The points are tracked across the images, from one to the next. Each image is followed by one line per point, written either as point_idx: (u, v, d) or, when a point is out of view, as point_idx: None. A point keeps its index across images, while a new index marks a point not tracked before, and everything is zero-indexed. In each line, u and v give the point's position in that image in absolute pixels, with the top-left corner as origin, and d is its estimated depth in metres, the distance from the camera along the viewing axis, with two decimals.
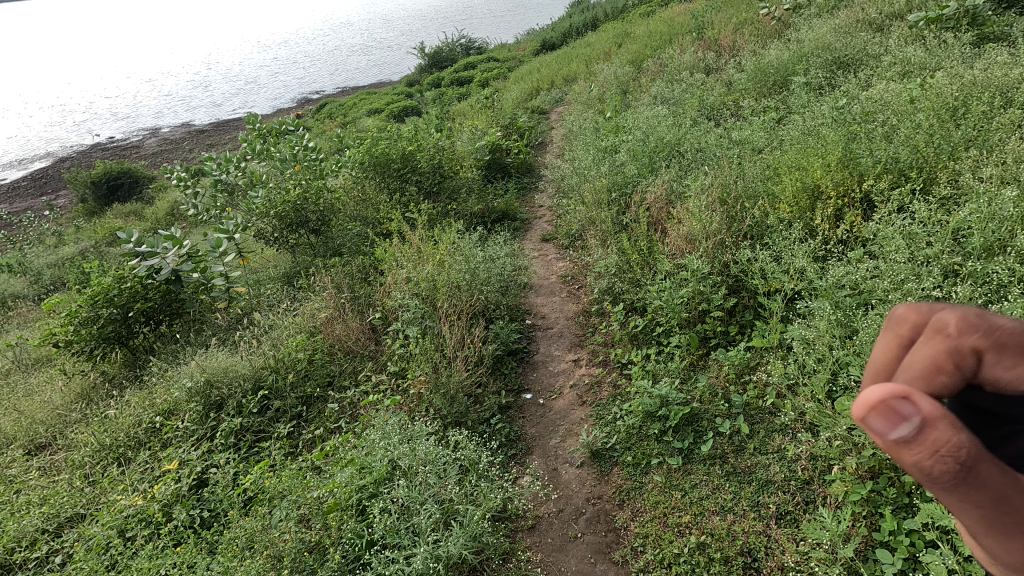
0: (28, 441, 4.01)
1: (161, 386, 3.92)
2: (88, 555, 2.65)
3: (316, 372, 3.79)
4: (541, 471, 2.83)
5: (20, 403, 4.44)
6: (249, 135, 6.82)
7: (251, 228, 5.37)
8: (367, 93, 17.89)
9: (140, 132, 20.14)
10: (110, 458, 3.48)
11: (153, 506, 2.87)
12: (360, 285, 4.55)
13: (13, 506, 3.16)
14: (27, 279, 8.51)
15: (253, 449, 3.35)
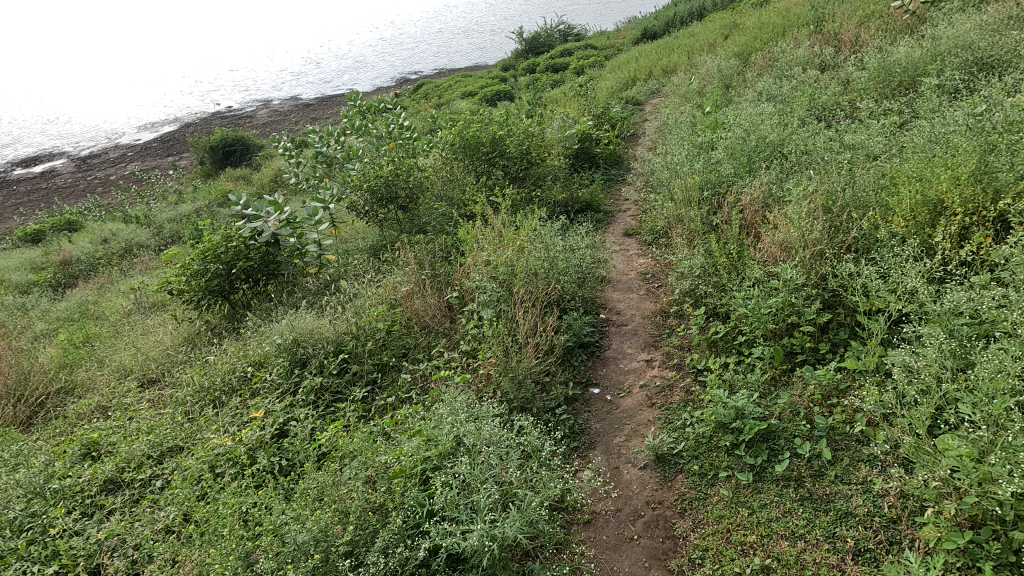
0: (142, 375, 4.51)
1: (254, 340, 4.26)
2: (184, 484, 2.94)
3: (393, 342, 3.95)
4: (602, 467, 2.80)
5: (139, 342, 4.98)
6: (350, 110, 7.16)
7: (344, 199, 5.66)
8: (464, 76, 18.21)
9: (255, 103, 21.70)
10: (207, 399, 3.83)
11: (240, 449, 3.13)
12: (441, 263, 4.67)
13: (127, 431, 3.58)
14: (150, 230, 9.49)
15: (331, 408, 3.56)
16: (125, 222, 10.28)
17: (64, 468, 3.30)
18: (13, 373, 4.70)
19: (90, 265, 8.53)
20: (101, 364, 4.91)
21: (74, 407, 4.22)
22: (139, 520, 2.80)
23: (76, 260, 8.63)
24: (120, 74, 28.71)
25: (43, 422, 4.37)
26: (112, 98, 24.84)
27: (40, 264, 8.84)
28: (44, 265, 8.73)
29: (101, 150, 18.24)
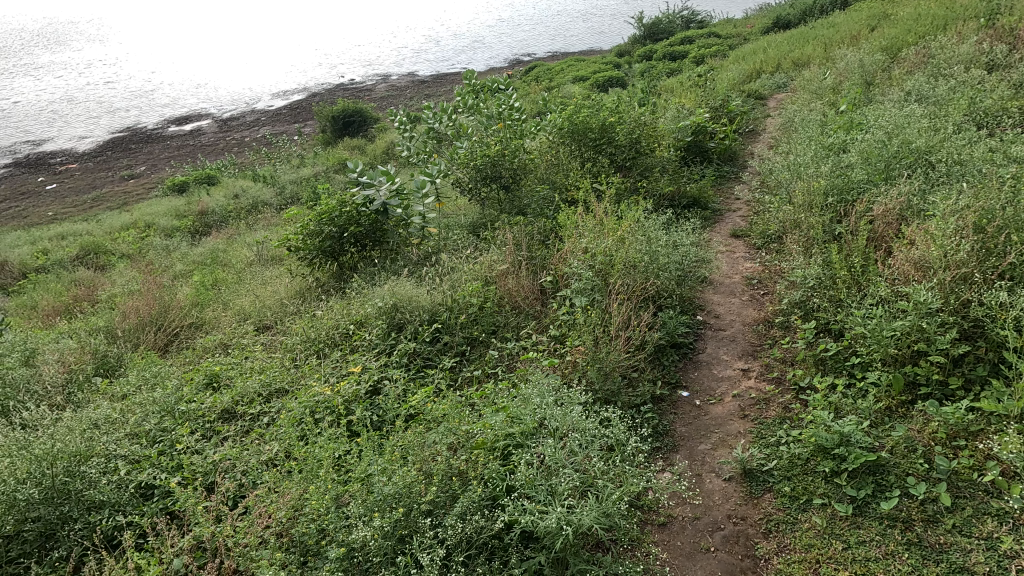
0: (259, 320, 4.98)
1: (358, 300, 4.54)
2: (288, 424, 3.22)
3: (484, 318, 4.05)
4: (684, 471, 2.71)
5: (258, 290, 5.48)
6: (464, 89, 7.33)
7: (451, 176, 5.84)
8: (577, 60, 17.96)
9: (375, 77, 22.82)
10: (312, 350, 4.15)
11: (338, 399, 3.37)
12: (538, 246, 4.69)
13: (244, 369, 3.98)
14: (275, 190, 10.36)
15: (421, 373, 3.73)
16: (255, 181, 11.29)
17: (191, 393, 3.75)
18: (157, 305, 5.37)
19: (223, 216, 9.48)
20: (225, 306, 5.47)
21: (202, 341, 4.75)
22: (248, 449, 3.11)
23: (212, 211, 9.62)
24: (262, 44, 31.32)
25: (176, 350, 4.97)
26: (252, 66, 27.16)
27: (183, 212, 9.96)
28: (186, 214, 9.83)
29: (240, 114, 20.08)
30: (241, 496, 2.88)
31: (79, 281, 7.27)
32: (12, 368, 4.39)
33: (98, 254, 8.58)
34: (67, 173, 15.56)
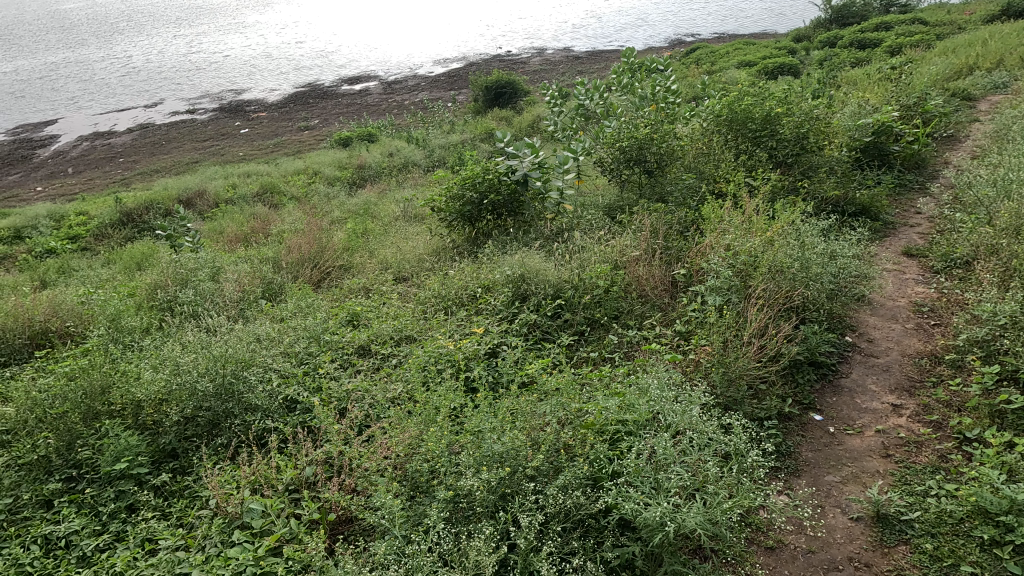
0: (398, 271, 5.38)
1: (488, 266, 4.72)
2: (413, 369, 3.49)
3: (609, 302, 4.00)
4: (805, 499, 2.50)
5: (400, 243, 5.91)
6: (620, 67, 7.13)
7: (594, 155, 5.77)
8: (746, 44, 16.63)
9: (531, 51, 23.03)
10: (441, 306, 4.41)
11: (459, 355, 3.57)
12: (675, 236, 4.50)
13: (380, 314, 4.35)
14: (425, 152, 10.99)
15: (538, 345, 3.80)
16: (409, 142, 12.07)
17: (335, 327, 4.18)
18: (315, 245, 6.02)
19: (378, 172, 10.29)
20: (371, 254, 5.98)
21: (348, 283, 5.26)
22: (377, 384, 3.42)
23: (368, 166, 10.48)
24: (430, 13, 33.00)
25: (327, 286, 5.56)
26: (419, 35, 28.79)
27: (345, 164, 10.96)
28: (348, 166, 10.82)
29: (403, 78, 21.47)
30: (366, 425, 3.19)
31: (257, 215, 8.37)
32: (202, 281, 5.21)
33: (274, 193, 9.78)
34: (257, 120, 17.82)
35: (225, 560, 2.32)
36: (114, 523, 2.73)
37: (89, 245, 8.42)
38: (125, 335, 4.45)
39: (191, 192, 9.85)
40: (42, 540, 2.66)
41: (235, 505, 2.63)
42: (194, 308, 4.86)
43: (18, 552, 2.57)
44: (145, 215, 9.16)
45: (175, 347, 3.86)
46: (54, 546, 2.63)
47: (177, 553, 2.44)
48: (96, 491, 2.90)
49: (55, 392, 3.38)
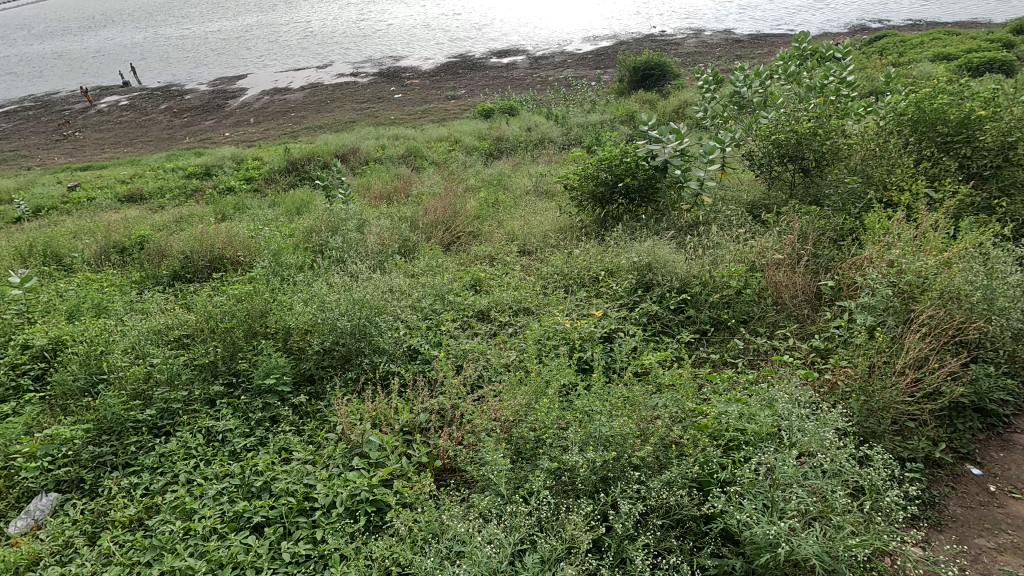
0: (523, 244, 5.49)
1: (615, 250, 4.65)
2: (528, 340, 3.57)
3: (739, 305, 3.77)
4: (945, 557, 2.21)
5: (528, 217, 6.01)
6: (789, 53, 6.53)
7: (744, 146, 5.38)
8: (948, 34, 14.35)
9: (687, 32, 21.83)
10: (562, 284, 4.44)
11: (574, 334, 3.59)
12: (827, 244, 4.09)
13: (502, 283, 4.49)
14: (563, 129, 10.91)
15: (656, 337, 3.70)
16: (548, 119, 12.11)
17: (459, 289, 4.40)
18: (450, 210, 6.32)
19: (514, 146, 10.47)
20: (499, 225, 6.14)
21: (476, 250, 5.47)
22: (492, 349, 3.56)
23: (506, 139, 10.69)
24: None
25: (455, 250, 5.83)
26: (572, 12, 28.52)
27: (485, 135, 11.28)
28: (487, 137, 11.15)
29: (551, 54, 21.47)
30: (478, 385, 3.34)
31: (400, 175, 8.95)
32: (349, 231, 5.71)
33: (417, 157, 10.36)
34: (410, 87, 18.89)
35: (345, 480, 2.58)
36: (260, 428, 3.14)
37: (261, 188, 9.57)
38: (282, 270, 5.03)
39: (347, 148, 10.75)
40: (205, 431, 3.11)
41: (357, 435, 2.90)
42: (339, 254, 5.35)
43: (187, 437, 3.04)
44: (308, 165, 10.19)
45: (322, 287, 4.29)
46: (213, 438, 3.07)
47: (306, 465, 2.75)
48: (248, 399, 3.35)
49: (227, 310, 3.95)
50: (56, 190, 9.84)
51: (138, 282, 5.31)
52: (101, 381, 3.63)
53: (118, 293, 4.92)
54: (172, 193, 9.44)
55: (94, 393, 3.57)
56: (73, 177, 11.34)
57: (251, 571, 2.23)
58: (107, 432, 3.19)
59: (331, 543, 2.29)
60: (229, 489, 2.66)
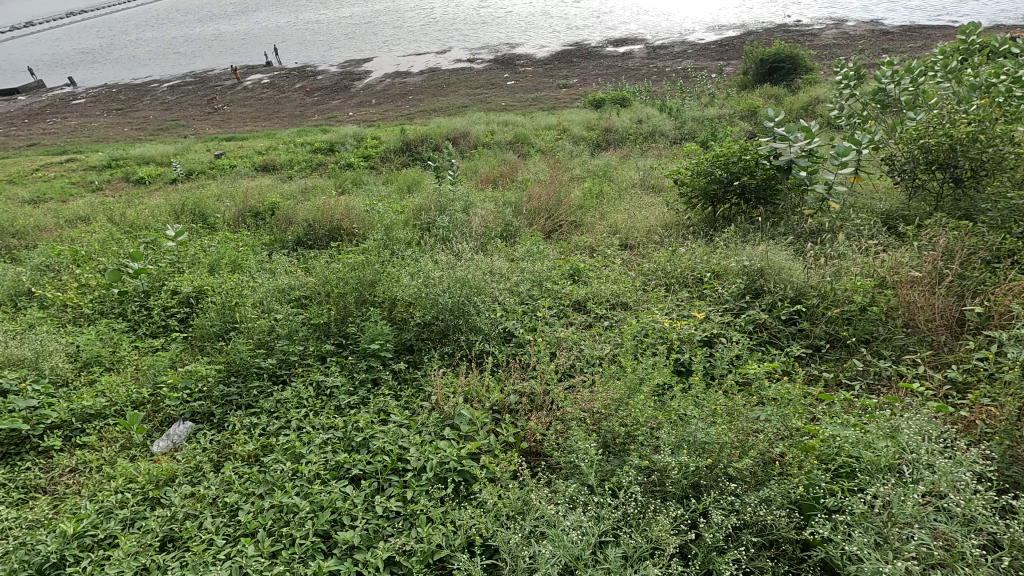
0: (626, 238, 5.37)
1: (724, 252, 4.42)
2: (624, 336, 3.52)
3: (862, 323, 3.44)
4: None
5: (633, 211, 5.86)
6: (952, 47, 5.77)
7: (885, 150, 4.87)
8: None
9: (826, 22, 20.01)
10: (663, 282, 4.30)
11: (673, 334, 3.48)
12: (977, 264, 3.61)
13: (601, 275, 4.43)
14: (675, 123, 10.34)
15: (762, 347, 3.49)
16: (662, 111, 11.68)
17: (558, 278, 4.40)
18: (553, 198, 6.32)
19: (624, 137, 10.22)
20: (602, 217, 6.06)
21: (576, 240, 5.43)
22: (586, 341, 3.55)
23: (616, 130, 10.46)
24: None
25: (556, 238, 5.83)
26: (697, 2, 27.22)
27: (594, 125, 11.13)
28: (597, 127, 10.98)
29: (671, 43, 20.64)
30: (569, 374, 3.35)
31: (507, 161, 9.08)
32: (455, 211, 5.90)
33: (524, 144, 10.45)
34: (523, 74, 19.03)
35: (436, 447, 2.71)
36: (362, 388, 3.36)
37: (377, 165, 10.13)
38: (391, 244, 5.31)
39: (458, 132, 11.07)
40: (315, 385, 3.37)
41: (450, 407, 3.02)
42: (444, 233, 5.55)
43: (300, 387, 3.31)
44: (421, 146, 10.63)
45: (426, 263, 4.48)
46: (322, 392, 3.32)
47: (402, 428, 2.91)
48: (354, 360, 3.60)
49: (342, 277, 4.26)
50: (205, 157, 11.05)
51: (266, 244, 5.85)
52: (233, 329, 4.07)
53: (249, 252, 5.45)
54: (300, 166, 10.26)
55: (226, 339, 4.01)
56: (219, 146, 12.68)
57: (348, 517, 2.40)
58: (234, 374, 3.57)
59: (420, 504, 2.42)
60: (333, 441, 2.88)
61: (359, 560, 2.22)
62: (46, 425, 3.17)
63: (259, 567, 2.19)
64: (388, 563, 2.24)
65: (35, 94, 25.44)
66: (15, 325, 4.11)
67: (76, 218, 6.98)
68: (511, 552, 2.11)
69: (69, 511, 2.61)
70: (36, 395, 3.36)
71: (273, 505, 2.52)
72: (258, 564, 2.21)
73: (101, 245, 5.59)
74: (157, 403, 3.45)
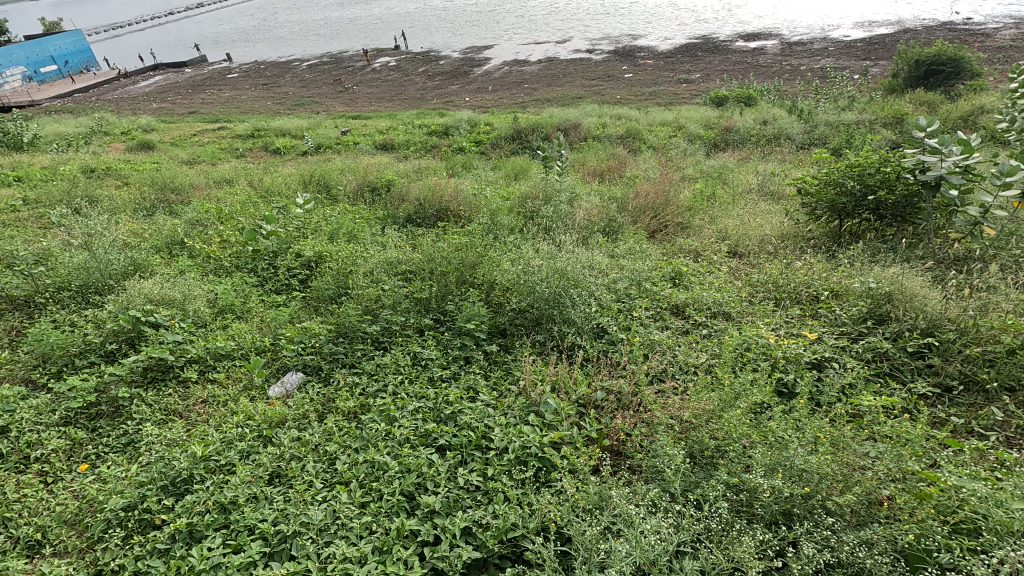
0: (736, 245, 5.10)
1: (846, 271, 4.07)
2: (723, 347, 3.37)
3: (1007, 367, 3.03)
4: None
5: (747, 217, 5.54)
6: None
7: None
8: None
9: (1003, 21, 17.49)
10: (773, 296, 4.05)
11: (778, 352, 3.28)
12: None
13: (704, 281, 4.25)
14: (805, 126, 9.59)
15: (880, 378, 3.19)
16: (791, 113, 10.87)
17: (658, 279, 4.29)
18: (662, 197, 6.13)
19: (744, 138, 9.64)
20: (712, 221, 5.79)
21: (682, 242, 5.24)
22: (682, 347, 3.45)
23: (736, 130, 9.89)
24: None
25: (660, 238, 5.67)
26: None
27: (713, 124, 10.61)
28: (716, 126, 10.45)
29: (809, 40, 19.06)
30: (660, 379, 3.28)
31: (616, 155, 8.92)
32: (560, 202, 5.91)
33: (636, 139, 10.20)
34: (643, 67, 18.49)
35: (520, 431, 2.78)
36: (455, 363, 3.50)
37: (487, 151, 10.38)
38: (495, 228, 5.45)
39: (570, 122, 11.03)
40: (412, 355, 3.56)
41: (537, 394, 3.08)
42: (547, 223, 5.59)
43: (399, 355, 3.52)
44: (531, 134, 10.72)
45: (527, 250, 4.55)
46: (418, 362, 3.50)
47: (488, 407, 3.01)
48: (450, 336, 3.75)
49: (446, 257, 4.45)
50: (333, 133, 11.92)
51: (379, 218, 6.23)
52: (344, 294, 4.40)
53: (365, 225, 5.84)
54: (416, 147, 10.76)
55: (338, 302, 4.34)
56: (346, 123, 13.61)
57: (431, 483, 2.54)
58: (342, 336, 3.86)
59: (499, 483, 2.50)
60: (424, 409, 3.04)
61: (438, 524, 2.34)
62: (187, 358, 3.63)
63: (349, 513, 2.39)
64: (464, 532, 2.35)
65: (199, 68, 28.74)
66: (169, 269, 4.72)
67: (222, 180, 7.84)
68: (584, 544, 2.13)
69: (199, 436, 2.99)
70: (181, 331, 3.85)
71: (366, 460, 2.72)
72: (349, 510, 2.40)
73: (241, 207, 6.24)
74: (275, 352, 3.83)
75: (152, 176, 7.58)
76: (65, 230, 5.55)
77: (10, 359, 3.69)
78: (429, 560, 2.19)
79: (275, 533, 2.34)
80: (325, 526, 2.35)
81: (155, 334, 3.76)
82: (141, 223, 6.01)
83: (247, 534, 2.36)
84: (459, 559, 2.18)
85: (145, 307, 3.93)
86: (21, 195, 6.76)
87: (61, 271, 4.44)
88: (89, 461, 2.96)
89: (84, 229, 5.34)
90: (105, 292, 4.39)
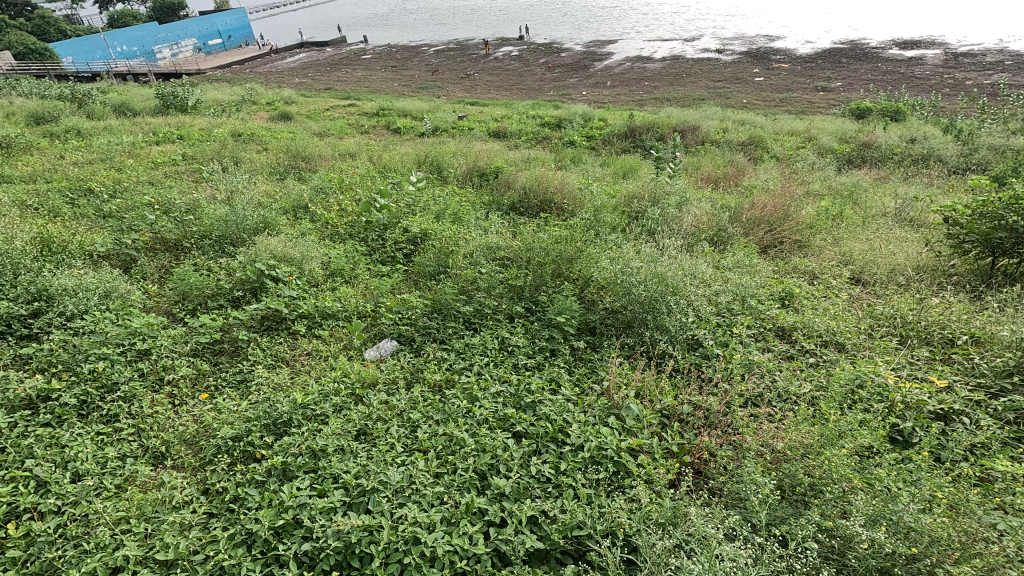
0: (860, 271, 4.65)
1: (993, 316, 3.57)
2: (832, 380, 3.10)
3: None
4: None
5: (878, 243, 5.01)
6: None
7: None
8: None
9: None
10: (897, 332, 3.65)
11: (896, 396, 2.96)
12: None
13: (817, 306, 3.92)
14: (963, 147, 8.48)
15: (1022, 443, 2.76)
16: (947, 131, 9.66)
17: (764, 297, 4.01)
18: (780, 211, 5.71)
19: (885, 156, 8.73)
20: (836, 242, 5.30)
21: (797, 261, 4.86)
22: (783, 373, 3.22)
23: (877, 146, 8.98)
24: None
25: (773, 254, 5.30)
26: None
27: (850, 138, 9.69)
28: (855, 140, 9.54)
29: (981, 51, 16.80)
30: (754, 403, 3.09)
31: (735, 162, 8.44)
32: (668, 205, 5.70)
33: (758, 147, 9.59)
34: (778, 70, 17.26)
35: (598, 431, 2.73)
36: (541, 353, 3.51)
37: (597, 147, 10.23)
38: (596, 224, 5.37)
39: (688, 124, 10.57)
40: (500, 339, 3.61)
41: (619, 398, 3.01)
42: (651, 225, 5.42)
43: (487, 338, 3.58)
44: (645, 133, 10.43)
45: (629, 250, 4.46)
46: (505, 347, 3.54)
47: (569, 402, 2.99)
48: (538, 325, 3.77)
49: (545, 248, 4.47)
50: (450, 117, 12.33)
51: (484, 203, 6.37)
52: (443, 271, 4.57)
53: (470, 208, 6.00)
54: (527, 137, 10.85)
55: (436, 279, 4.51)
56: (463, 108, 14.03)
57: (504, 466, 2.58)
58: (436, 311, 4.02)
59: (571, 479, 2.49)
60: (505, 394, 3.08)
61: (506, 508, 2.38)
62: (298, 313, 3.95)
63: (424, 480, 2.49)
64: (530, 520, 2.37)
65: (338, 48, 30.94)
66: (293, 230, 5.15)
67: (347, 153, 8.40)
68: (652, 558, 2.08)
69: (300, 384, 3.26)
70: (295, 288, 4.19)
71: (445, 433, 2.81)
72: (425, 478, 2.50)
73: (360, 180, 6.65)
74: (375, 318, 4.06)
75: (287, 144, 8.29)
76: (213, 185, 6.23)
77: (158, 292, 4.22)
78: (494, 541, 2.25)
79: (356, 485, 2.48)
80: (401, 488, 2.47)
81: (274, 287, 4.12)
82: (274, 185, 6.61)
83: (332, 482, 2.53)
84: (523, 546, 2.21)
85: (268, 262, 4.32)
86: (181, 151, 7.67)
87: (206, 221, 4.99)
88: (209, 392, 3.32)
89: (228, 186, 5.97)
90: (238, 244, 4.89)
